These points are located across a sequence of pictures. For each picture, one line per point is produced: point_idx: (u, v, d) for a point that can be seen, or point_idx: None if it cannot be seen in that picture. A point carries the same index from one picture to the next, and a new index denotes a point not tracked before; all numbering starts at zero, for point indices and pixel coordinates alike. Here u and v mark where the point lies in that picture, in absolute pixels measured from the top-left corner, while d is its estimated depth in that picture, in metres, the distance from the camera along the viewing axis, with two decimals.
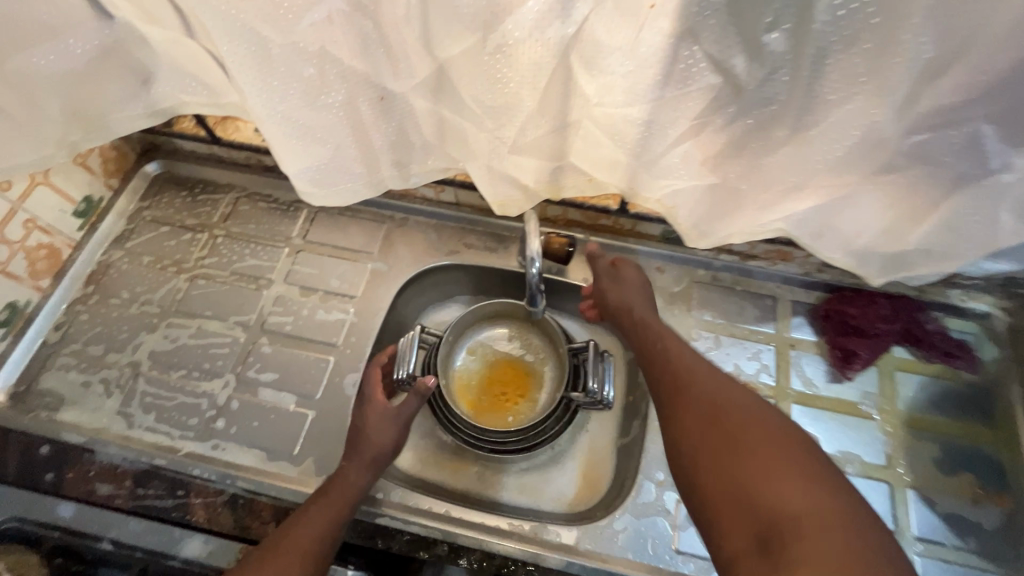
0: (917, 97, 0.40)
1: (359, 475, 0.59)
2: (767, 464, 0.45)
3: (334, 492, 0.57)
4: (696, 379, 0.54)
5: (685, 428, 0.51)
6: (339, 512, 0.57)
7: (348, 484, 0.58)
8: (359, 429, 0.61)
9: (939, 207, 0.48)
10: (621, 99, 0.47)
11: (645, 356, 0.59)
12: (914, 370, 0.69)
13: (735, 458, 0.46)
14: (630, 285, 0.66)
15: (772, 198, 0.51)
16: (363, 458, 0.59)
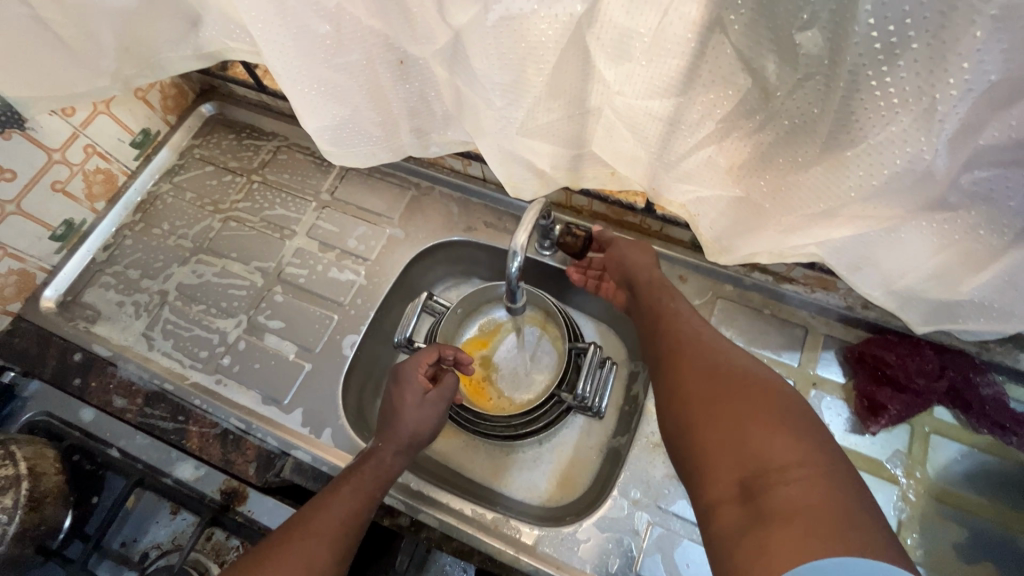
0: (979, 127, 0.33)
1: (395, 459, 0.56)
2: (755, 417, 0.42)
3: (368, 473, 0.55)
4: (693, 342, 0.51)
5: (678, 385, 0.48)
6: (371, 492, 0.54)
7: (383, 467, 0.56)
8: (397, 412, 0.58)
9: (1000, 259, 0.41)
10: (641, 90, 0.43)
11: (649, 319, 0.57)
12: (955, 436, 0.60)
13: (725, 414, 0.44)
14: (636, 248, 0.63)
15: (799, 221, 0.45)
16: (399, 439, 0.57)
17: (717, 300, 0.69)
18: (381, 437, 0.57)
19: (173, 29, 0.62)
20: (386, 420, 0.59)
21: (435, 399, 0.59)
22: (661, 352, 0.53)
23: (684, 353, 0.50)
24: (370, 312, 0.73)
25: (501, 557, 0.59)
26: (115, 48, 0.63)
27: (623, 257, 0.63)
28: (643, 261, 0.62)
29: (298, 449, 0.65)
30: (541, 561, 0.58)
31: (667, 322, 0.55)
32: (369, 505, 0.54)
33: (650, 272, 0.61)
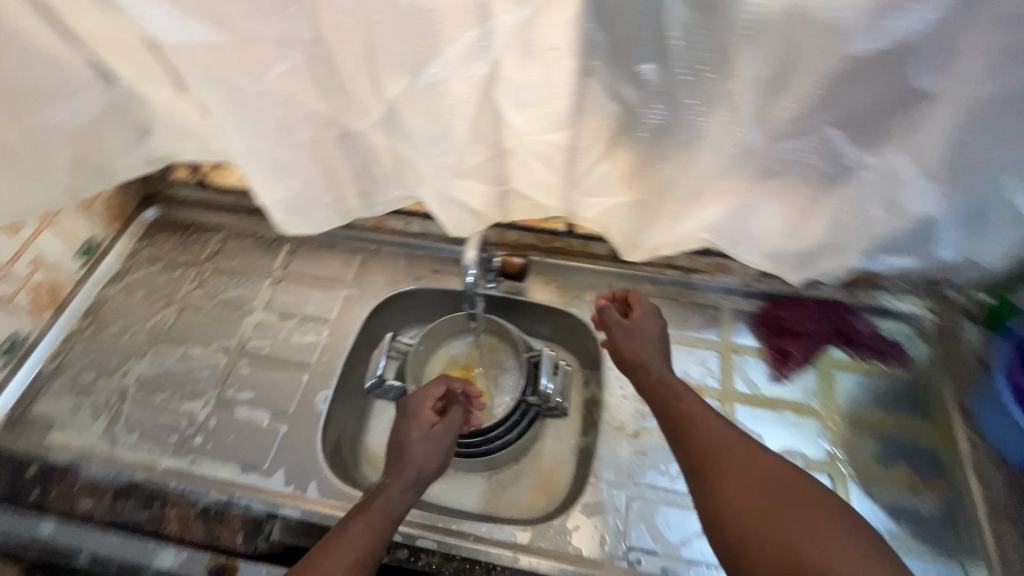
0: (768, 112, 0.46)
1: (400, 498, 0.57)
2: (813, 526, 0.47)
3: (377, 510, 0.56)
4: (726, 453, 0.52)
5: (730, 498, 0.50)
6: (380, 533, 0.55)
7: (391, 505, 0.57)
8: (405, 446, 0.60)
9: (820, 203, 0.53)
10: (543, 128, 0.56)
11: (670, 424, 0.57)
12: (852, 368, 0.73)
13: (789, 527, 0.47)
14: (647, 338, 0.64)
15: (682, 207, 0.58)
16: (409, 476, 0.59)
17: (642, 298, 0.80)
18: (387, 476, 0.59)
19: (126, 139, 0.69)
20: (392, 454, 0.60)
21: (441, 437, 0.61)
22: (693, 468, 0.53)
23: (719, 477, 0.51)
24: (338, 366, 0.77)
25: (502, 562, 0.62)
26: (68, 163, 0.68)
27: (632, 342, 0.64)
28: (648, 354, 0.63)
29: (286, 507, 0.66)
30: (537, 555, 0.62)
31: (694, 428, 0.55)
32: (376, 550, 0.54)
33: (661, 371, 0.61)
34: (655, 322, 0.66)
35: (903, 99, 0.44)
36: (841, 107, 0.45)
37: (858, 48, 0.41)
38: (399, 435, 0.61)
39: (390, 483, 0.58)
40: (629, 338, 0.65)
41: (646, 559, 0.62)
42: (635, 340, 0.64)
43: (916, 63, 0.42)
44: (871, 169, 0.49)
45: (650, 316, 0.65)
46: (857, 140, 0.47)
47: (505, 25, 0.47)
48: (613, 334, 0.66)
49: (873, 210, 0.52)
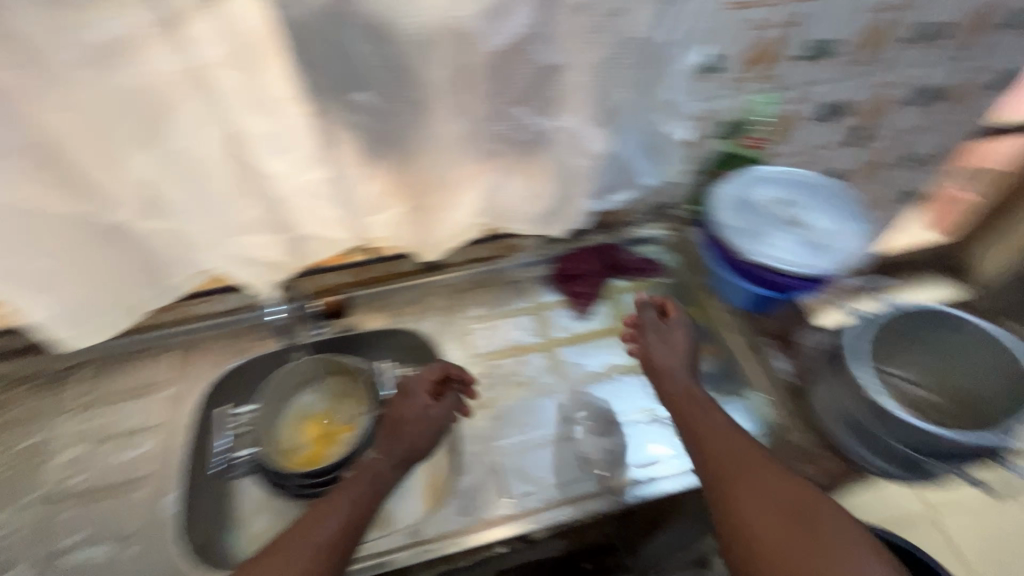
0: (467, 111, 0.59)
1: (384, 476, 0.64)
2: (815, 540, 0.50)
3: (365, 479, 0.63)
4: (737, 466, 0.58)
5: (741, 512, 0.55)
6: (365, 504, 0.61)
7: (379, 478, 0.64)
8: (398, 427, 0.69)
9: (537, 165, 0.69)
10: (299, 170, 0.62)
11: (688, 435, 0.64)
12: (634, 289, 0.91)
13: (791, 536, 0.51)
14: (671, 343, 0.74)
15: (441, 199, 0.69)
16: (397, 458, 0.67)
17: (458, 295, 0.90)
18: (379, 452, 0.67)
19: None
20: (387, 431, 0.69)
21: (432, 421, 0.70)
22: (712, 480, 0.59)
23: (732, 488, 0.57)
24: (178, 465, 0.73)
25: (396, 563, 0.65)
26: None
27: (653, 349, 0.74)
28: (670, 377, 0.71)
29: None
30: (437, 540, 0.67)
31: (706, 440, 0.62)
32: (362, 521, 0.59)
33: (682, 390, 0.69)
34: (683, 338, 0.75)
35: (549, 74, 0.59)
36: (514, 94, 0.59)
37: (496, 45, 0.54)
38: (393, 419, 0.70)
39: (381, 458, 0.66)
40: (661, 344, 0.74)
41: (522, 498, 0.70)
42: (663, 347, 0.74)
43: (543, 48, 0.56)
44: (555, 132, 0.65)
45: (680, 331, 0.75)
46: (536, 114, 0.62)
47: (228, 88, 0.53)
48: (643, 339, 0.75)
49: (571, 159, 0.68)
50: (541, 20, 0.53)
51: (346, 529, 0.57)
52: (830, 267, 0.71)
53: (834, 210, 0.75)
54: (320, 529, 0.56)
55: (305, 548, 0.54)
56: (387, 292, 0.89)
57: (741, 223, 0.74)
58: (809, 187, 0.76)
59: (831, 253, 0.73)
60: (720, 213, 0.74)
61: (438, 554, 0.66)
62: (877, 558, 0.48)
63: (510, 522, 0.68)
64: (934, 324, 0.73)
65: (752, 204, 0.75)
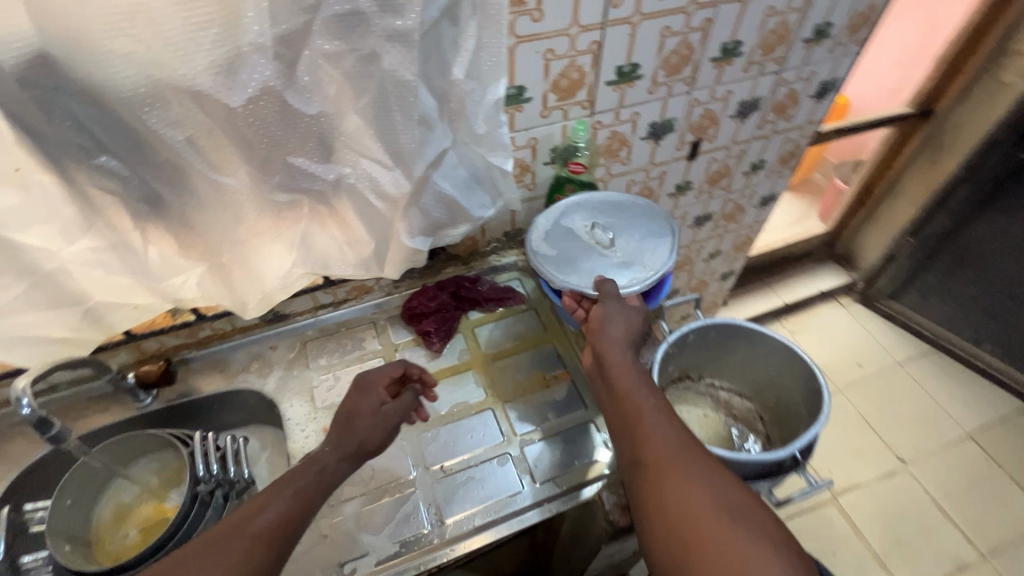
0: (231, 163, 0.56)
1: (335, 470, 0.58)
2: (738, 545, 0.45)
3: (308, 472, 0.56)
4: (674, 450, 0.52)
5: (664, 500, 0.49)
6: (308, 499, 0.55)
7: (326, 474, 0.57)
8: (350, 424, 0.62)
9: (345, 208, 0.67)
10: (62, 241, 0.56)
11: (622, 412, 0.57)
12: (487, 320, 0.89)
13: (716, 539, 0.45)
14: (614, 311, 0.65)
15: (241, 254, 0.64)
16: (346, 459, 0.59)
17: (307, 344, 0.85)
18: (327, 445, 0.59)
19: None
20: (338, 421, 0.62)
21: (387, 418, 0.64)
22: (644, 462, 0.52)
23: (668, 477, 0.50)
24: None
25: None
26: None
27: (603, 317, 0.65)
28: (614, 349, 0.62)
29: None
30: None
31: (642, 421, 0.55)
32: (302, 518, 0.53)
33: (625, 361, 0.61)
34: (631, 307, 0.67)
35: (310, 122, 0.57)
36: (286, 144, 0.58)
37: (234, 100, 0.51)
38: (344, 410, 0.63)
39: (332, 451, 0.59)
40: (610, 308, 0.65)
41: (358, 563, 0.65)
42: (610, 314, 0.65)
43: (291, 95, 0.54)
44: (350, 176, 0.63)
45: (633, 310, 0.67)
46: (319, 160, 0.61)
47: None
48: (597, 307, 0.66)
49: (374, 202, 0.66)
50: (278, 69, 0.52)
51: (290, 521, 0.52)
52: (645, 282, 0.70)
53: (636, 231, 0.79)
54: (249, 526, 0.50)
55: (241, 542, 0.49)
56: (229, 348, 0.84)
57: (554, 258, 0.74)
58: (614, 213, 0.79)
59: (627, 271, 0.72)
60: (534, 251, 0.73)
61: None
62: (801, 561, 0.45)
63: None
64: (733, 338, 0.76)
65: (562, 236, 0.76)
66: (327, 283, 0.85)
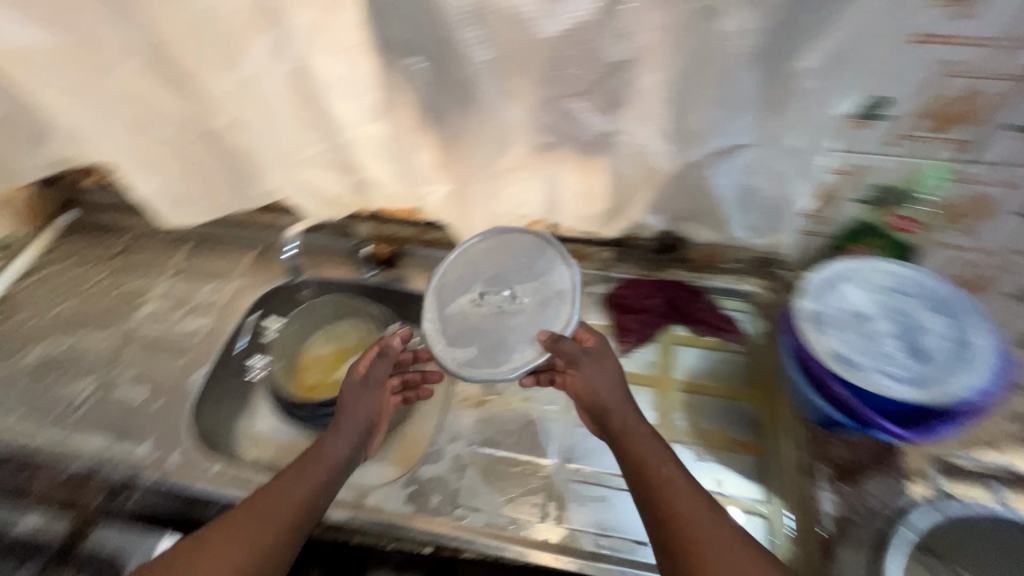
0: (518, 90, 0.54)
1: (342, 450, 0.62)
2: None
3: (312, 460, 0.60)
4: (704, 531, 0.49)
5: None
6: (318, 480, 0.59)
7: (329, 455, 0.61)
8: (348, 403, 0.65)
9: (604, 167, 0.59)
10: (361, 118, 0.62)
11: (641, 489, 0.53)
12: (691, 343, 0.78)
13: None
14: (597, 371, 0.59)
15: (490, 186, 0.63)
16: (357, 431, 0.64)
17: None
18: (335, 431, 0.63)
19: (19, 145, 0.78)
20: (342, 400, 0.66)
21: (375, 402, 0.67)
22: (673, 549, 0.49)
23: (704, 566, 0.47)
24: (216, 348, 0.83)
25: (334, 518, 0.67)
26: None
27: (588, 381, 0.59)
28: (619, 407, 0.58)
29: (145, 473, 0.71)
30: (370, 514, 0.67)
31: (663, 494, 0.51)
32: (315, 496, 0.58)
33: (632, 421, 0.57)
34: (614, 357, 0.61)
35: (611, 74, 0.51)
36: (578, 85, 0.52)
37: (548, 28, 0.48)
38: (344, 398, 0.65)
39: (338, 440, 0.62)
40: (595, 368, 0.59)
41: (473, 516, 0.67)
42: (599, 374, 0.59)
43: (605, 40, 0.48)
44: (626, 137, 0.55)
45: (607, 358, 0.60)
46: (604, 112, 0.54)
47: (296, 24, 0.54)
48: (575, 369, 0.60)
49: (632, 168, 0.58)
50: (603, 10, 0.46)
51: (306, 502, 0.57)
52: (922, 391, 0.53)
53: (546, 292, 0.64)
54: (259, 517, 0.54)
55: (258, 528, 0.54)
56: (445, 259, 0.89)
57: (461, 334, 0.64)
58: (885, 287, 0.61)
59: (910, 368, 0.55)
60: (438, 353, 0.63)
61: (365, 527, 0.66)
62: None
63: (441, 530, 0.66)
64: None
65: (470, 322, 0.64)
66: (549, 236, 0.82)
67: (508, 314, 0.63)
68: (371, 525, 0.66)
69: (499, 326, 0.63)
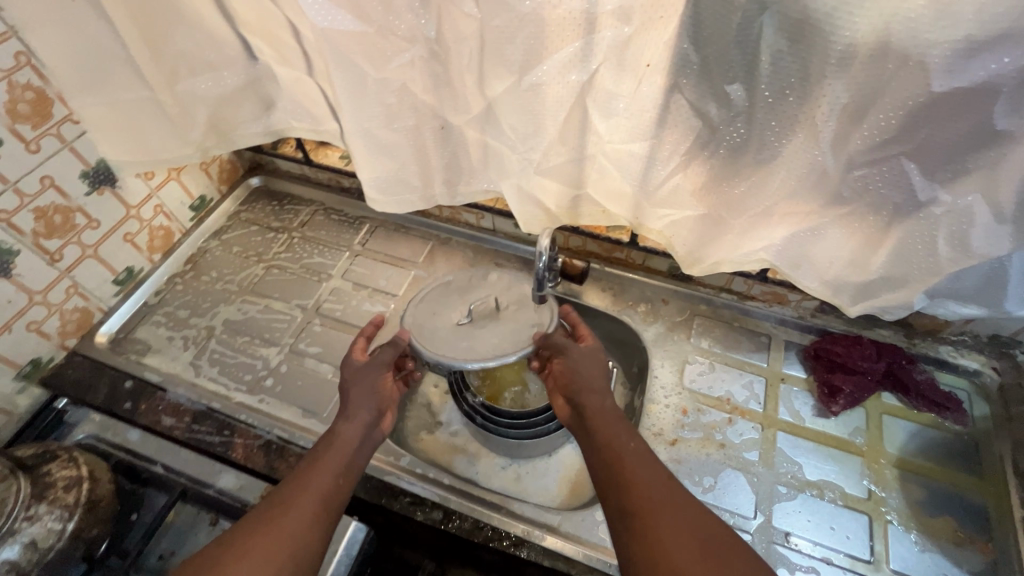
0: (846, 139, 0.49)
1: (358, 432, 0.63)
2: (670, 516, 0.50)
3: (332, 448, 0.60)
4: (654, 486, 0.52)
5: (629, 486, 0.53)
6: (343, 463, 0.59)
7: (347, 442, 0.61)
8: (352, 391, 0.67)
9: (889, 236, 0.55)
10: (626, 136, 0.59)
11: (608, 464, 0.56)
12: (903, 416, 0.72)
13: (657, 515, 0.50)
14: (587, 358, 0.68)
15: (748, 222, 0.60)
16: (367, 411, 0.65)
17: (695, 317, 0.83)
18: (347, 416, 0.64)
19: (250, 110, 0.78)
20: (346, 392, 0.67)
21: (378, 385, 0.69)
22: (628, 508, 0.51)
23: (655, 518, 0.49)
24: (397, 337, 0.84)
25: (527, 536, 0.66)
26: (205, 124, 0.79)
27: (578, 369, 0.67)
28: (598, 394, 0.64)
29: None
30: (564, 538, 0.66)
31: (626, 464, 0.54)
32: (343, 482, 0.58)
33: (603, 406, 0.62)
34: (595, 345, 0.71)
35: (982, 138, 0.45)
36: (917, 141, 0.47)
37: (941, 85, 0.42)
38: (348, 383, 0.67)
39: (351, 424, 0.63)
40: (580, 356, 0.68)
41: None
42: (582, 359, 0.68)
43: (1002, 104, 0.42)
44: (942, 206, 0.50)
45: (595, 351, 0.70)
46: (931, 176, 0.49)
47: (609, 38, 0.51)
48: (564, 357, 0.68)
49: (941, 244, 0.53)
50: None
51: (333, 483, 0.57)
52: None
53: (520, 293, 0.77)
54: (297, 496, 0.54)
55: (299, 505, 0.54)
56: (628, 280, 0.86)
57: (468, 342, 0.70)
58: None
59: None
60: (456, 360, 0.68)
61: (559, 552, 0.65)
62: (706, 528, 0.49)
63: None
64: None
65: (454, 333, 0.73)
66: (755, 276, 0.78)
67: (489, 317, 0.74)
68: (565, 552, 0.65)
69: (515, 322, 0.73)
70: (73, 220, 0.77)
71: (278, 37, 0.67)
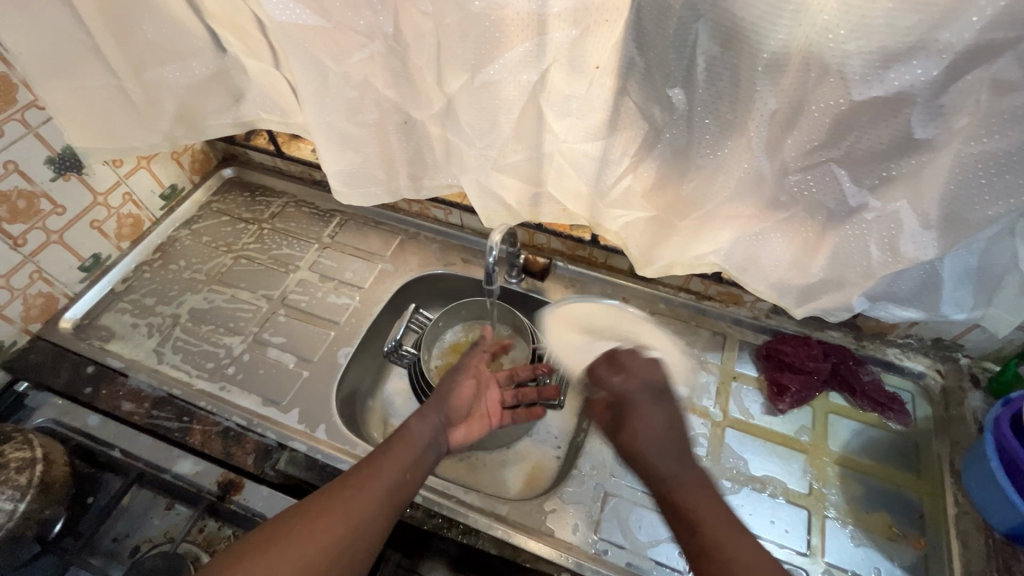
0: (780, 144, 0.51)
1: (426, 433, 0.64)
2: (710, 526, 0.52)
3: (403, 444, 0.61)
4: (701, 500, 0.54)
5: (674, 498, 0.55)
6: (410, 462, 0.60)
7: (416, 442, 0.62)
8: (439, 395, 0.69)
9: (826, 240, 0.57)
10: (579, 137, 0.61)
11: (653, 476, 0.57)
12: (849, 415, 0.74)
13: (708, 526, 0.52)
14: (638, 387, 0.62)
15: (695, 223, 0.62)
16: (439, 417, 0.66)
17: (653, 316, 0.85)
18: (421, 416, 0.65)
19: (219, 102, 0.79)
20: (438, 394, 0.69)
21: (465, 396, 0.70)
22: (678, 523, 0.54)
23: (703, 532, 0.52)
24: (361, 330, 0.85)
25: (476, 525, 0.67)
26: (173, 114, 0.80)
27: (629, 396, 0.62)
28: (647, 410, 0.60)
29: (295, 441, 0.72)
30: (512, 527, 0.67)
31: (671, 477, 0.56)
32: (406, 481, 0.58)
33: (651, 430, 0.59)
34: (646, 364, 0.64)
35: (905, 147, 0.47)
36: (845, 147, 0.49)
37: (860, 93, 0.44)
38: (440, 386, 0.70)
39: (424, 422, 0.64)
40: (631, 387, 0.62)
41: (613, 552, 0.66)
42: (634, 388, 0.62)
43: (918, 114, 0.44)
44: (873, 211, 0.52)
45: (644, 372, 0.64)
46: (860, 183, 0.51)
47: (557, 40, 0.53)
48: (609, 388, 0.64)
49: (872, 249, 0.55)
50: (940, 79, 0.42)
51: (399, 479, 0.58)
52: None
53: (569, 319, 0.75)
54: (355, 491, 0.55)
55: (359, 498, 0.55)
56: (590, 278, 0.88)
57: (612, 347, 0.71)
58: None
59: None
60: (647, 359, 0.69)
61: (506, 541, 0.66)
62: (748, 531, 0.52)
63: (583, 560, 0.65)
64: None
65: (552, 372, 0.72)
66: (711, 276, 0.80)
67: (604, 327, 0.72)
68: (513, 541, 0.66)
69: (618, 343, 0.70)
70: (38, 205, 0.78)
71: (244, 29, 0.68)
